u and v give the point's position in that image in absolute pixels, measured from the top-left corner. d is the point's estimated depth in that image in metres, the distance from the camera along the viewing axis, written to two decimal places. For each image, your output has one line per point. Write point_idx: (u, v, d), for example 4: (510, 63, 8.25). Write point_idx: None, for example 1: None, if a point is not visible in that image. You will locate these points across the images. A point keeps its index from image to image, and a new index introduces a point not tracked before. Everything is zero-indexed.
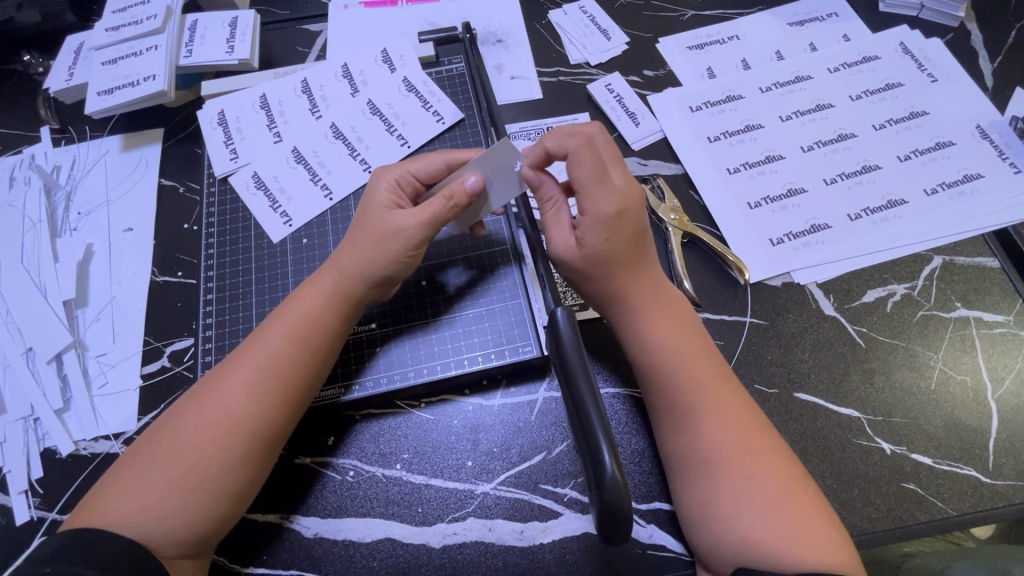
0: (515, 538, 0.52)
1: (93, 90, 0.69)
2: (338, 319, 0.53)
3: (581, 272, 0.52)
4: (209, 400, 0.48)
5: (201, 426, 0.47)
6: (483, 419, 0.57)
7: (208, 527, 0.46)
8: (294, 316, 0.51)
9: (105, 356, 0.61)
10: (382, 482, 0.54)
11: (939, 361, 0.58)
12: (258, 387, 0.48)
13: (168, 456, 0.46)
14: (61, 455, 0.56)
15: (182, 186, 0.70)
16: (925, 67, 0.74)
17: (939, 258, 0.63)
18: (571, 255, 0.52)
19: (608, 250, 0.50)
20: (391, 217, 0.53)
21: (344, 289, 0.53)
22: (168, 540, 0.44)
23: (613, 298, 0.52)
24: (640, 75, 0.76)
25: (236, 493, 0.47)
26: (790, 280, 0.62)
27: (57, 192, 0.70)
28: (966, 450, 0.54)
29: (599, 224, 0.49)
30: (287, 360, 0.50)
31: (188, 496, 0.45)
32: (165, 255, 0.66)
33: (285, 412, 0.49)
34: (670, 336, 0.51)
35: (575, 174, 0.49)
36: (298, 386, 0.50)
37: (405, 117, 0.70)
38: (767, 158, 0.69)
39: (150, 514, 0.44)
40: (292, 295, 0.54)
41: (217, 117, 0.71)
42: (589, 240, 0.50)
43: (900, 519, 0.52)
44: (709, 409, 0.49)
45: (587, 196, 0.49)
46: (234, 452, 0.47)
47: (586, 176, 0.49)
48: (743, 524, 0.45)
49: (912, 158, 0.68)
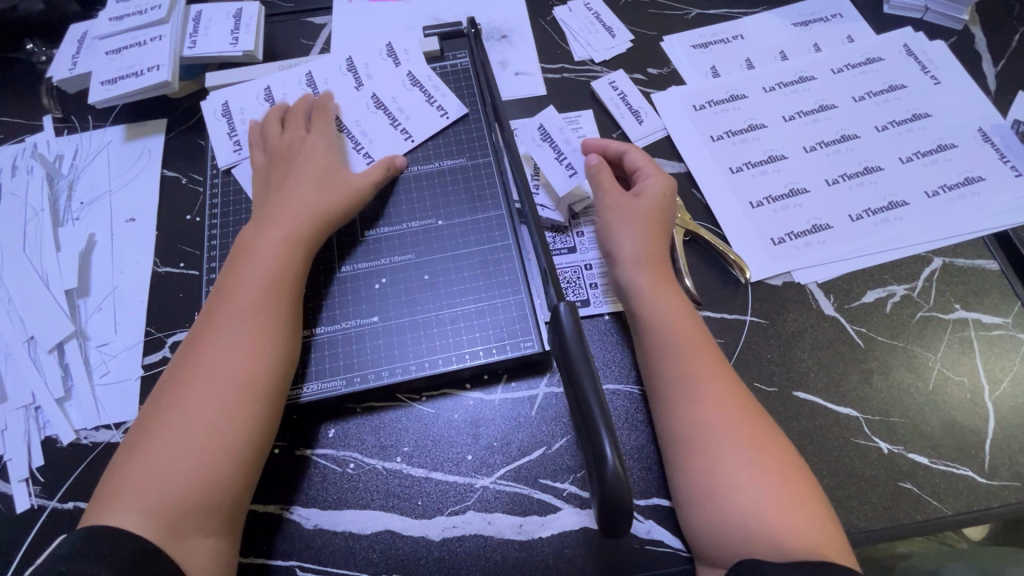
0: (514, 531, 0.52)
1: (97, 80, 0.69)
2: (299, 266, 0.57)
3: (634, 218, 0.60)
4: (198, 368, 0.50)
5: (195, 394, 0.49)
6: (484, 414, 0.57)
7: (218, 499, 0.46)
8: (261, 270, 0.55)
9: (107, 346, 0.61)
10: (383, 475, 0.55)
11: (937, 363, 0.58)
12: (242, 347, 0.51)
13: (167, 433, 0.47)
14: (61, 444, 0.56)
15: (184, 177, 0.70)
16: (928, 68, 0.74)
17: (939, 260, 0.63)
18: (629, 220, 0.60)
19: (658, 212, 0.60)
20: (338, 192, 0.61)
21: (300, 239, 0.58)
22: (181, 519, 0.45)
23: (640, 258, 0.58)
24: (644, 73, 0.76)
25: (240, 458, 0.48)
26: (791, 280, 0.63)
27: (60, 181, 0.70)
28: (962, 451, 0.55)
29: (657, 181, 0.62)
30: (266, 310, 0.53)
31: (191, 467, 0.46)
32: (167, 246, 0.66)
33: (270, 365, 0.51)
34: (664, 307, 0.55)
35: (635, 154, 0.64)
36: (279, 337, 0.53)
37: (409, 111, 0.70)
38: (769, 158, 0.70)
39: (161, 497, 0.45)
40: (249, 251, 0.56)
41: (221, 109, 0.70)
42: (648, 194, 0.61)
43: (896, 518, 0.52)
44: (697, 388, 0.51)
45: (643, 171, 0.63)
46: (230, 412, 0.48)
47: (641, 155, 0.64)
48: (731, 495, 0.47)
49: (914, 159, 0.68)
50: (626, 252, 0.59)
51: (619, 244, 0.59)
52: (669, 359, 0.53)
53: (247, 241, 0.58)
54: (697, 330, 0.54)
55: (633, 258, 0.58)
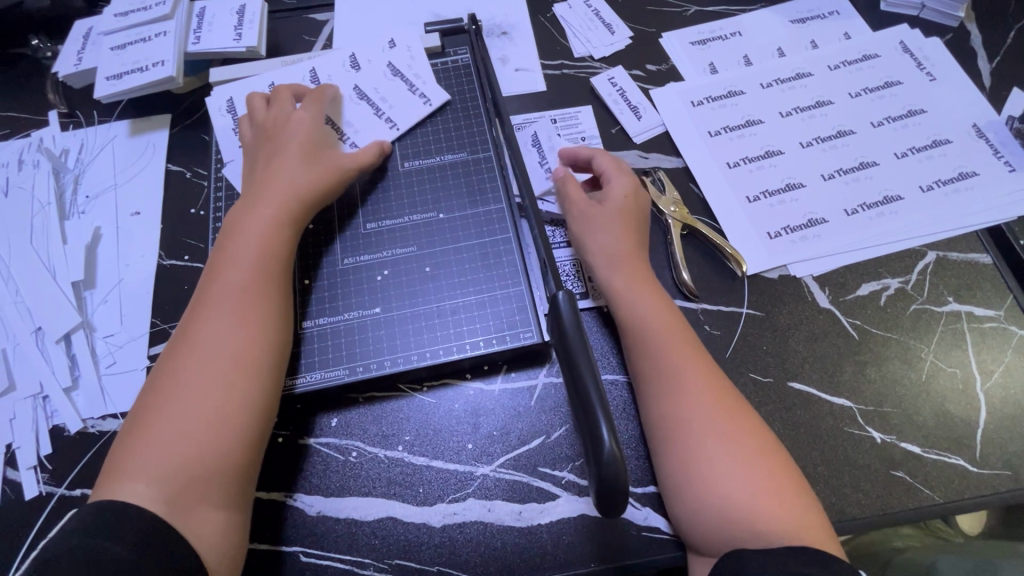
0: (514, 518, 0.53)
1: (103, 75, 0.70)
2: (286, 241, 0.58)
3: (600, 220, 0.61)
4: (191, 340, 0.51)
5: (188, 364, 0.50)
6: (484, 404, 0.58)
7: (218, 464, 0.47)
8: (250, 244, 0.56)
9: (113, 336, 0.62)
10: (385, 463, 0.56)
11: (930, 354, 0.59)
12: (237, 319, 0.52)
13: (165, 403, 0.48)
14: (69, 432, 0.57)
15: (189, 171, 0.71)
16: (924, 65, 0.75)
17: (933, 254, 0.64)
18: (593, 227, 0.61)
19: (625, 214, 0.61)
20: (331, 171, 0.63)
21: (286, 213, 0.59)
22: (183, 486, 0.46)
23: (607, 258, 0.59)
24: (643, 69, 0.77)
25: (238, 423, 0.49)
26: (787, 273, 0.64)
27: (66, 175, 0.71)
28: (954, 441, 0.56)
29: (620, 184, 0.62)
30: (255, 280, 0.54)
31: (189, 433, 0.47)
32: (172, 239, 0.67)
33: (266, 333, 0.53)
34: (643, 302, 0.56)
35: (601, 158, 0.65)
36: (272, 307, 0.54)
37: (392, 100, 0.70)
38: (766, 153, 0.70)
39: (171, 468, 0.46)
40: (236, 228, 0.58)
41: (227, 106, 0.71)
42: (612, 200, 0.62)
43: (888, 506, 0.53)
44: (679, 378, 0.52)
45: (607, 176, 0.64)
46: (223, 377, 0.49)
47: (608, 159, 0.65)
48: (710, 477, 0.48)
49: (909, 154, 0.69)
50: (598, 250, 0.60)
51: (589, 244, 0.60)
52: (651, 352, 0.54)
53: (233, 222, 0.59)
54: (675, 323, 0.56)
55: (603, 263, 0.59)
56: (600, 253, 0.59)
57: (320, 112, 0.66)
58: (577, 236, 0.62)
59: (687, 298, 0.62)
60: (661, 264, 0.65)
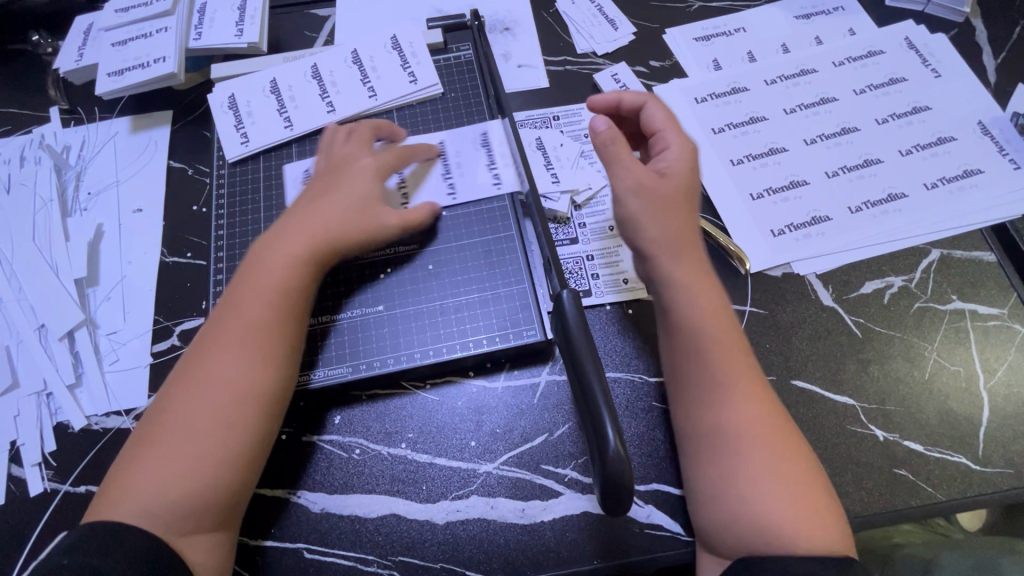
0: (516, 515, 0.54)
1: (104, 72, 0.69)
2: (311, 277, 0.55)
3: (662, 199, 0.54)
4: (199, 373, 0.50)
5: (194, 400, 0.49)
6: (487, 401, 0.58)
7: (215, 502, 0.47)
8: (270, 276, 0.54)
9: (116, 334, 0.62)
10: (388, 460, 0.56)
11: (933, 352, 0.59)
12: (249, 358, 0.50)
13: (167, 438, 0.48)
14: (73, 429, 0.58)
15: (191, 168, 0.71)
16: (929, 62, 0.74)
17: (937, 251, 0.64)
18: (649, 189, 0.55)
19: (685, 183, 0.56)
20: (379, 215, 0.59)
21: (318, 248, 0.56)
22: (180, 521, 0.46)
23: (668, 245, 0.53)
24: (646, 66, 0.77)
25: (239, 464, 0.49)
26: (790, 271, 0.63)
27: (68, 171, 0.71)
28: (956, 439, 0.56)
29: (682, 154, 0.57)
30: (273, 319, 0.52)
31: (189, 472, 0.47)
32: (174, 236, 0.67)
33: (274, 378, 0.51)
34: (701, 299, 0.52)
35: (652, 116, 0.60)
36: (285, 351, 0.52)
37: (465, 167, 0.67)
38: (770, 150, 0.70)
39: (162, 497, 0.46)
40: (262, 256, 0.55)
41: (302, 175, 0.67)
42: (671, 163, 0.56)
43: (891, 503, 0.54)
44: (728, 393, 0.50)
45: (664, 134, 0.58)
46: (230, 419, 0.49)
47: (661, 118, 0.59)
48: (748, 492, 0.47)
49: (913, 152, 0.69)
50: (655, 236, 0.53)
51: (647, 227, 0.54)
52: (704, 360, 0.51)
53: (261, 249, 0.56)
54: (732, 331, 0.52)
55: (657, 238, 0.53)
56: (661, 240, 0.53)
57: (394, 168, 0.63)
58: (630, 199, 0.54)
59: None
60: None
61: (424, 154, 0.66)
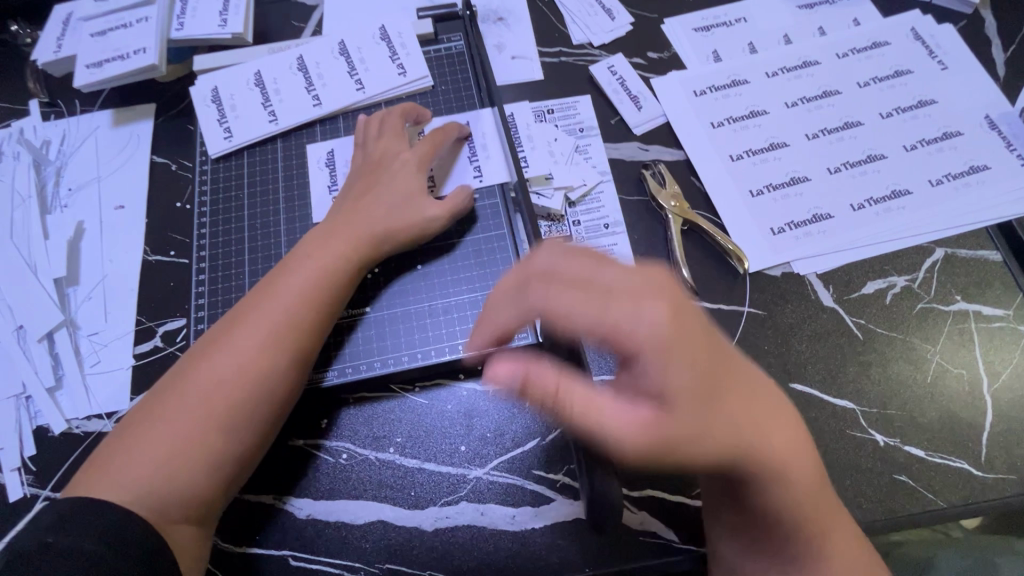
0: (507, 522, 0.52)
1: (83, 63, 0.67)
2: (347, 281, 0.55)
3: (664, 400, 0.34)
4: (220, 356, 0.50)
5: (210, 383, 0.49)
6: (477, 405, 0.57)
7: (211, 491, 0.48)
8: (303, 268, 0.54)
9: (97, 335, 0.60)
10: (376, 465, 0.55)
11: (936, 354, 0.58)
12: (270, 349, 0.50)
13: (178, 415, 0.48)
14: (53, 433, 0.56)
15: (174, 164, 0.68)
16: (935, 53, 0.72)
17: (941, 251, 0.62)
18: (640, 415, 0.34)
19: (685, 324, 0.35)
20: (423, 209, 0.59)
21: (355, 254, 0.56)
22: (174, 504, 0.46)
23: (736, 453, 0.36)
24: (644, 57, 0.74)
25: (242, 457, 0.49)
26: (790, 271, 0.62)
27: (47, 167, 0.69)
28: (959, 444, 0.54)
29: (660, 324, 0.34)
30: (301, 318, 0.52)
31: (193, 455, 0.47)
32: (157, 234, 0.65)
33: (292, 373, 0.51)
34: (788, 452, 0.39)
35: (609, 290, 0.35)
36: (307, 351, 0.52)
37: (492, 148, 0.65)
38: (770, 145, 0.68)
39: (158, 476, 0.46)
40: (301, 252, 0.56)
41: (326, 157, 0.66)
42: (660, 340, 0.34)
43: (890, 510, 0.52)
44: (821, 540, 0.42)
45: (617, 329, 0.35)
46: (244, 411, 0.49)
47: (598, 290, 0.35)
48: None
49: (918, 147, 0.67)
50: (708, 445, 0.35)
51: (690, 437, 0.34)
52: (793, 502, 0.40)
53: (301, 246, 0.56)
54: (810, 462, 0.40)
55: (717, 448, 0.35)
56: (712, 436, 0.35)
57: (431, 157, 0.62)
58: (651, 469, 0.34)
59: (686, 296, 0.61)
60: (660, 261, 0.63)
61: (455, 133, 0.64)
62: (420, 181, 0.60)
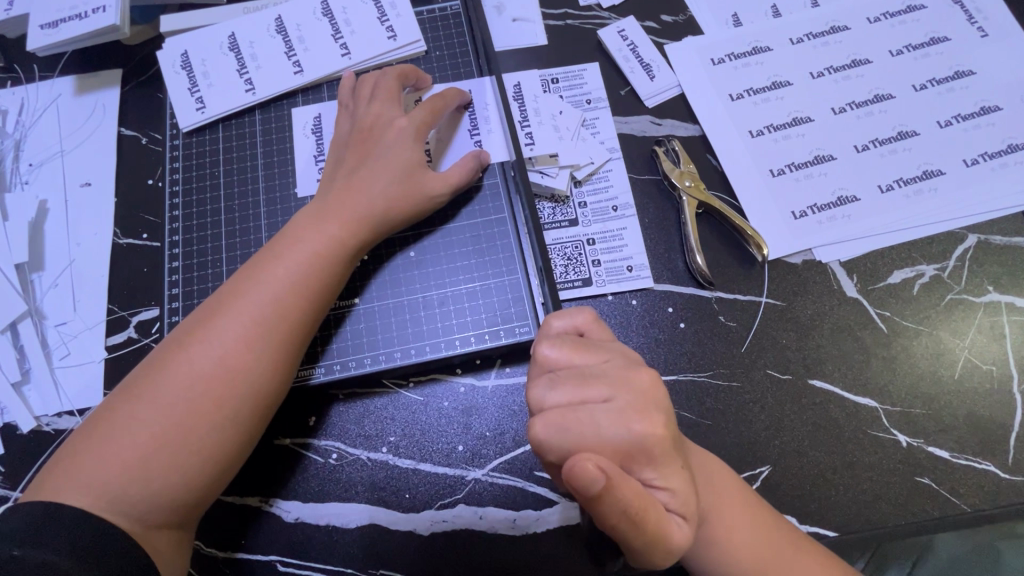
0: (507, 526, 0.49)
1: (36, 22, 0.60)
2: (341, 267, 0.51)
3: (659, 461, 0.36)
4: (201, 348, 0.45)
5: (190, 376, 0.44)
6: (476, 402, 0.53)
7: (192, 496, 0.43)
8: (293, 252, 0.49)
9: (66, 325, 0.56)
10: (368, 466, 0.51)
11: (964, 350, 0.54)
12: (256, 340, 0.46)
13: (155, 413, 0.43)
14: (21, 431, 0.52)
15: (144, 137, 0.63)
16: (975, 19, 0.66)
17: (974, 237, 0.58)
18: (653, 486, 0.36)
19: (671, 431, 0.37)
20: (424, 184, 0.54)
21: (351, 238, 0.51)
22: (149, 510, 0.41)
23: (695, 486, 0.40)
24: (657, 21, 0.68)
25: (226, 460, 0.44)
26: (811, 258, 0.57)
27: (5, 140, 0.63)
28: (986, 446, 0.51)
29: (635, 398, 0.37)
30: (291, 307, 0.47)
31: (171, 458, 0.42)
32: (127, 215, 0.60)
33: (282, 366, 0.47)
34: (719, 505, 0.42)
35: (607, 435, 0.35)
36: (298, 341, 0.48)
37: (493, 116, 0.60)
38: (793, 120, 0.63)
39: (134, 479, 0.41)
40: (288, 235, 0.50)
41: (311, 124, 0.61)
42: (659, 459, 0.36)
43: (911, 514, 0.50)
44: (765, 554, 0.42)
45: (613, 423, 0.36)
46: (228, 410, 0.44)
47: (593, 430, 0.36)
48: None
49: (953, 123, 0.62)
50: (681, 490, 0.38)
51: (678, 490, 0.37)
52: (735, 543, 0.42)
53: (288, 229, 0.51)
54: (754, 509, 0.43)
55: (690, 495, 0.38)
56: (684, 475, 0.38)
57: (431, 124, 0.56)
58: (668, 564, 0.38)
59: (700, 285, 0.57)
60: (672, 246, 0.58)
61: (455, 100, 0.58)
62: (418, 152, 0.54)
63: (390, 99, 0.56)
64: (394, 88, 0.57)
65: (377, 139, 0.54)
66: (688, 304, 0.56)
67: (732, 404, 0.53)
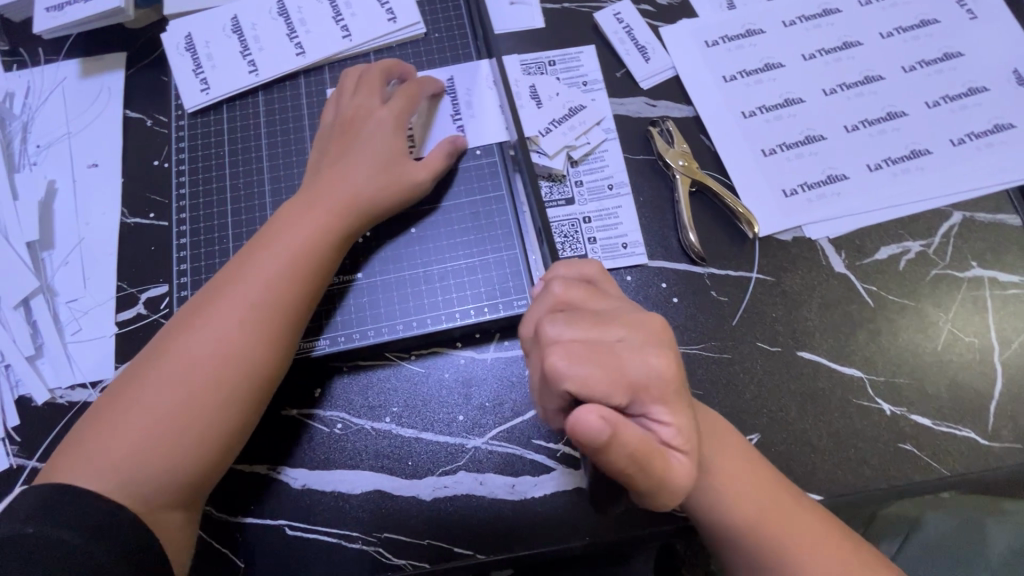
0: (507, 491, 0.52)
1: (41, 5, 0.61)
2: (332, 253, 0.52)
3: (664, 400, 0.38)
4: (198, 334, 0.46)
5: (188, 362, 0.45)
6: (476, 373, 0.55)
7: (195, 476, 0.45)
8: (281, 241, 0.50)
9: (77, 302, 0.58)
10: (371, 435, 0.53)
11: (948, 322, 0.56)
12: (250, 324, 0.47)
13: (156, 397, 0.44)
14: (37, 403, 0.54)
15: (149, 119, 0.64)
16: (964, 2, 0.67)
17: (959, 215, 0.59)
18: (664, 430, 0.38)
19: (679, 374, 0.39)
20: (406, 172, 0.55)
21: (339, 225, 0.52)
22: (155, 491, 0.43)
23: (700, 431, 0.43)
24: (652, 4, 0.69)
25: (231, 436, 0.46)
26: (801, 235, 0.59)
27: (12, 122, 0.64)
28: (967, 413, 0.53)
29: (643, 345, 0.38)
30: (282, 292, 0.49)
31: (173, 440, 0.44)
32: (134, 195, 0.61)
33: (277, 349, 0.48)
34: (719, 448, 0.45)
35: (628, 370, 0.37)
36: (289, 325, 0.49)
37: (491, 98, 0.61)
38: (785, 101, 0.64)
39: (138, 462, 0.43)
40: (276, 225, 0.52)
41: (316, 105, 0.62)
42: (668, 398, 0.38)
43: (894, 478, 0.52)
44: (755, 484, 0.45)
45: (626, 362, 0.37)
46: (225, 392, 0.46)
47: (614, 363, 0.37)
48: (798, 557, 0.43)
49: (942, 104, 0.63)
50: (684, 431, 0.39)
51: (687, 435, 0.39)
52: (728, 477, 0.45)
53: (278, 219, 0.53)
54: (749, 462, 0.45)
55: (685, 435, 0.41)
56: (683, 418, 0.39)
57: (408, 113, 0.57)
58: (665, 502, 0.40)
59: (692, 261, 0.58)
60: (666, 224, 0.60)
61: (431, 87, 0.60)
62: (400, 143, 0.56)
63: (369, 89, 0.57)
64: (375, 79, 0.58)
65: (360, 129, 0.55)
66: (681, 280, 0.58)
67: (723, 375, 0.55)
